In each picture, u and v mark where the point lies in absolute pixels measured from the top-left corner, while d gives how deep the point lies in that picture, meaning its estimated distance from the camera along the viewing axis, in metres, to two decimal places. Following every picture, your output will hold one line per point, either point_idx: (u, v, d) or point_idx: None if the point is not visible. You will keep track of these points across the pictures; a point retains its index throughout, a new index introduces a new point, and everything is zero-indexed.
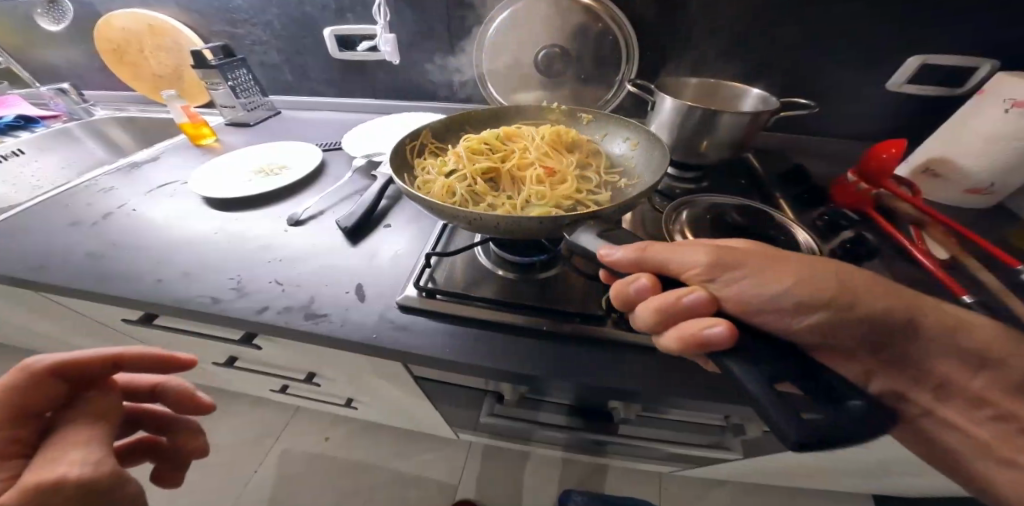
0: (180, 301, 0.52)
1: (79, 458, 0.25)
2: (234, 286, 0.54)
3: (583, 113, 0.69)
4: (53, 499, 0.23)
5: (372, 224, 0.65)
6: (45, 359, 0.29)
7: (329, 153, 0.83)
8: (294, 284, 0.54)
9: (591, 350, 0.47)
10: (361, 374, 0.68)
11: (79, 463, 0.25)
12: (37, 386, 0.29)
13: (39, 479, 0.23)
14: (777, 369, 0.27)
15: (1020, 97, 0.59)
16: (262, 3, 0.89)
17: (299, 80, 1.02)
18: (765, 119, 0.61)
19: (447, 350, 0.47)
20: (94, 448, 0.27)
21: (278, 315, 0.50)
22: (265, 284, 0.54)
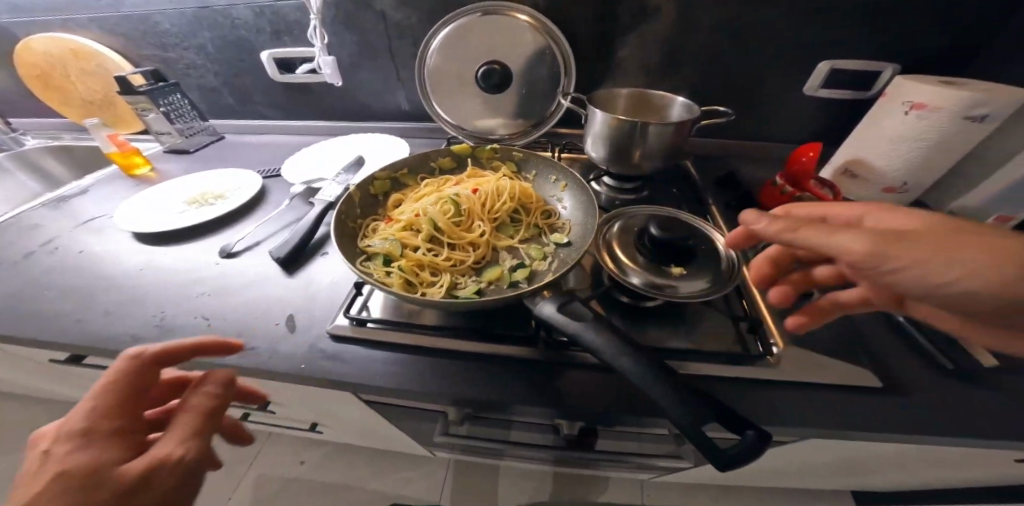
0: (98, 341, 0.50)
1: (190, 441, 0.32)
2: (158, 322, 0.52)
3: (514, 150, 0.64)
4: (161, 471, 0.30)
5: (308, 254, 0.63)
6: (147, 351, 0.34)
7: (271, 180, 0.80)
8: (222, 318, 0.53)
9: (524, 370, 0.47)
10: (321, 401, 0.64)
11: (182, 444, 0.32)
12: (142, 373, 0.34)
13: (159, 456, 0.30)
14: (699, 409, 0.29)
15: (918, 100, 0.63)
16: (192, 26, 0.87)
17: (241, 103, 1.00)
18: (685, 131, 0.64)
19: (379, 377, 0.46)
20: (195, 429, 0.33)
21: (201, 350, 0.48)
22: (190, 320, 0.52)
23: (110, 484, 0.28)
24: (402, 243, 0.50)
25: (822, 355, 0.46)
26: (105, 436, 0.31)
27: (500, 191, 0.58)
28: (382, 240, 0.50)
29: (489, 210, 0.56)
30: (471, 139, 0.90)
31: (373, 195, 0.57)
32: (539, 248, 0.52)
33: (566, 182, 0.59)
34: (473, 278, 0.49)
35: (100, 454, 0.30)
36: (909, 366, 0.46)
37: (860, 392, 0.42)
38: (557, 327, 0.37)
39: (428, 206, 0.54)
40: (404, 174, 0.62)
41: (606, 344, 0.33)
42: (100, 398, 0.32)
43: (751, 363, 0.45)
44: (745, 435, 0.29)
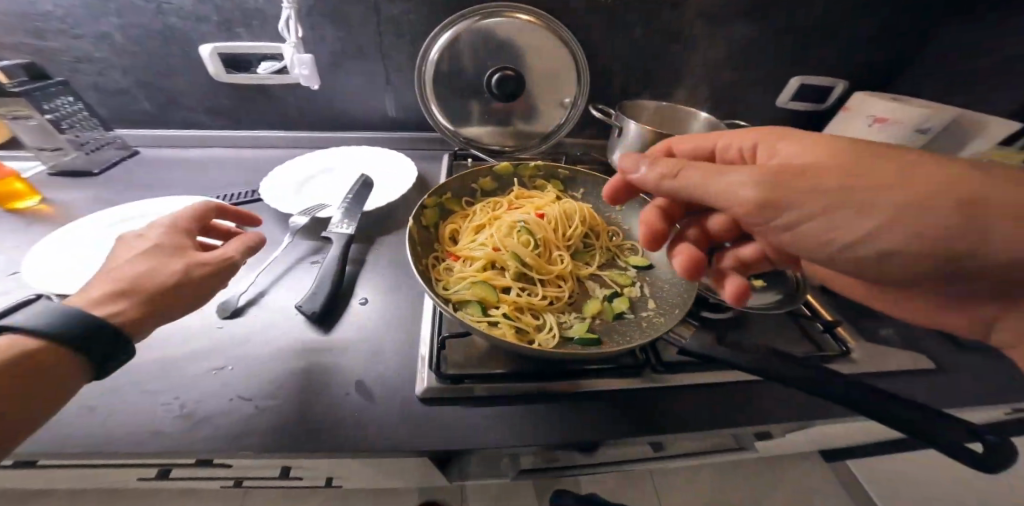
0: (94, 446, 0.33)
1: (235, 257, 0.42)
2: (178, 411, 0.36)
3: (560, 169, 0.60)
4: (202, 270, 0.39)
5: (341, 303, 0.50)
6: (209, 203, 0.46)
7: (241, 208, 0.63)
8: (272, 394, 0.39)
9: (654, 404, 0.43)
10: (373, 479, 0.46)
11: (235, 249, 0.42)
12: (203, 212, 0.45)
13: (216, 256, 0.40)
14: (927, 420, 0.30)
15: (880, 114, 0.74)
16: (90, 6, 0.64)
17: (165, 109, 0.77)
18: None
19: (505, 443, 0.38)
20: (241, 244, 0.43)
21: (262, 441, 0.35)
22: (227, 403, 0.37)
23: (166, 264, 0.37)
24: (487, 284, 0.43)
25: (886, 345, 0.51)
26: (177, 234, 0.41)
27: (565, 214, 0.53)
28: (464, 284, 0.42)
29: (562, 237, 0.51)
30: (475, 154, 0.81)
31: (427, 225, 0.49)
32: (624, 273, 0.50)
33: (623, 201, 0.57)
34: (575, 315, 0.45)
35: (168, 246, 0.39)
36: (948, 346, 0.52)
37: (930, 377, 0.47)
38: (734, 363, 0.35)
39: (502, 237, 0.47)
40: (450, 199, 0.54)
41: (807, 375, 0.33)
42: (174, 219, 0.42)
43: (840, 361, 0.48)
44: (986, 439, 0.29)
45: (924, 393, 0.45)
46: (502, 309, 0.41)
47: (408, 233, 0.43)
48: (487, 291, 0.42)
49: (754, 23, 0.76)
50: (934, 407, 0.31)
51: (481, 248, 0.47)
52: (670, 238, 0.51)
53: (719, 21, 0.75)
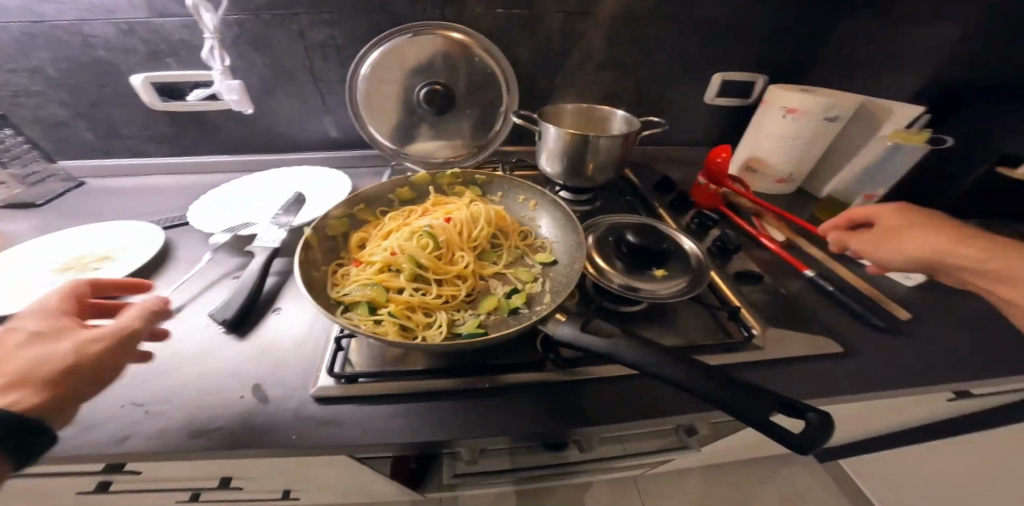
0: None
1: (132, 324, 0.35)
2: (67, 419, 0.38)
3: (478, 174, 0.63)
4: (96, 344, 0.33)
5: (256, 312, 0.52)
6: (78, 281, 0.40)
7: (173, 230, 0.66)
8: (161, 402, 0.41)
9: (547, 393, 0.45)
10: (304, 478, 0.50)
11: (132, 314, 0.36)
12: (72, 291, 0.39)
13: (114, 327, 0.34)
14: (769, 402, 0.31)
15: (791, 105, 0.77)
16: (25, 45, 0.68)
17: (110, 139, 0.81)
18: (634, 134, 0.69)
19: (392, 435, 0.40)
20: (136, 308, 0.37)
21: (149, 441, 0.37)
22: (115, 409, 0.39)
23: (42, 355, 0.32)
24: (381, 287, 0.45)
25: (787, 329, 0.52)
26: (53, 316, 0.36)
27: (475, 217, 0.56)
28: (359, 286, 0.44)
29: (468, 240, 0.53)
30: (411, 165, 0.84)
31: (337, 233, 0.51)
32: (526, 270, 0.51)
33: (536, 201, 0.59)
34: (470, 312, 0.46)
35: (47, 328, 0.34)
36: (844, 328, 0.54)
37: (822, 360, 0.48)
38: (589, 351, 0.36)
39: (404, 242, 0.50)
40: (365, 208, 0.56)
41: (647, 358, 0.33)
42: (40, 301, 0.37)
43: (744, 346, 0.49)
44: (809, 417, 0.30)
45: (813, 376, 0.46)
46: (393, 310, 0.43)
47: (301, 240, 0.44)
48: (379, 292, 0.44)
49: (665, 27, 0.80)
50: (756, 383, 0.32)
51: (382, 253, 0.49)
52: (572, 234, 0.53)
53: (631, 27, 0.80)
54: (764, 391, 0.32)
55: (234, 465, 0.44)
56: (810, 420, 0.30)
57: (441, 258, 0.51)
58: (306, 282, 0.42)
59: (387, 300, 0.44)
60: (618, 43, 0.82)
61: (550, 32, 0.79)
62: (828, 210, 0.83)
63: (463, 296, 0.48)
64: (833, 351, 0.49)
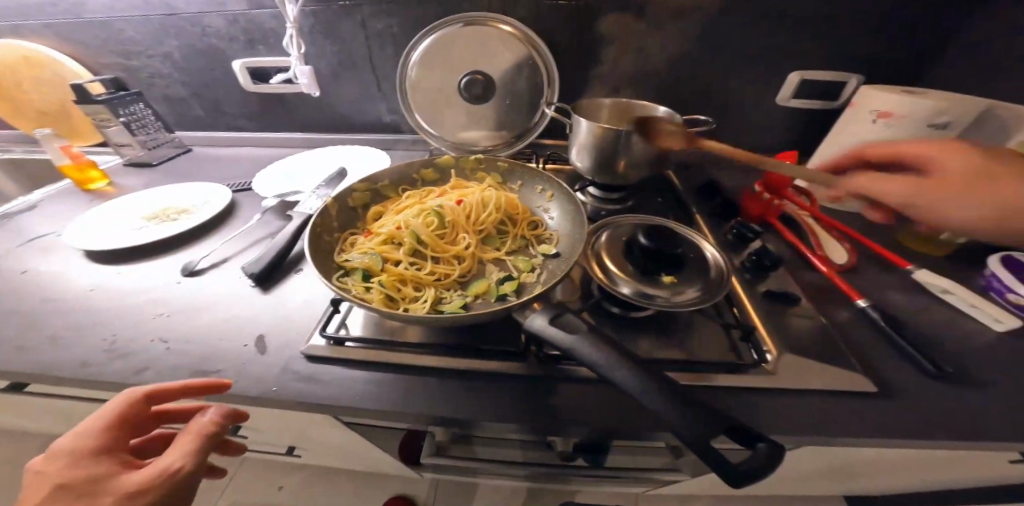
0: (44, 370, 0.45)
1: (191, 453, 0.32)
2: (111, 345, 0.47)
3: (499, 160, 0.63)
4: (146, 495, 0.30)
5: (286, 268, 0.59)
6: (139, 393, 0.35)
7: (241, 194, 0.76)
8: (182, 341, 0.48)
9: (519, 386, 0.44)
10: (299, 428, 0.55)
11: (181, 457, 0.32)
12: (139, 401, 0.36)
13: (159, 471, 0.30)
14: (718, 426, 0.27)
15: (883, 108, 0.65)
16: (158, 34, 0.83)
17: (212, 115, 0.96)
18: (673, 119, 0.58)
19: (362, 399, 0.42)
20: (186, 448, 0.32)
21: (161, 375, 0.44)
22: (146, 343, 0.47)
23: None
24: (380, 257, 0.47)
25: (813, 359, 0.46)
26: (95, 461, 0.32)
27: (485, 202, 0.56)
28: (361, 254, 0.47)
29: (474, 223, 0.54)
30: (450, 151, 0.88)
31: (358, 205, 0.56)
32: (525, 259, 0.50)
33: (551, 192, 0.58)
34: (459, 292, 0.47)
35: (94, 471, 0.31)
36: (893, 371, 0.46)
37: (849, 400, 0.42)
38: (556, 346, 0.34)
39: (411, 219, 0.52)
40: (387, 184, 0.59)
41: (604, 358, 0.31)
42: (96, 421, 0.34)
43: (751, 369, 0.44)
44: (759, 447, 0.27)
45: (830, 414, 0.41)
46: (386, 279, 0.45)
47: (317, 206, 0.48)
48: (377, 262, 0.46)
49: (733, 17, 0.72)
50: (717, 408, 0.28)
51: (389, 226, 0.51)
52: (580, 228, 0.51)
53: (693, 17, 0.73)
54: (719, 416, 0.28)
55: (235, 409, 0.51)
56: (759, 451, 0.27)
57: (444, 238, 0.52)
58: (314, 244, 0.46)
59: (383, 270, 0.46)
60: (676, 35, 0.76)
61: (600, 23, 0.76)
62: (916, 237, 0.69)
63: (458, 275, 0.49)
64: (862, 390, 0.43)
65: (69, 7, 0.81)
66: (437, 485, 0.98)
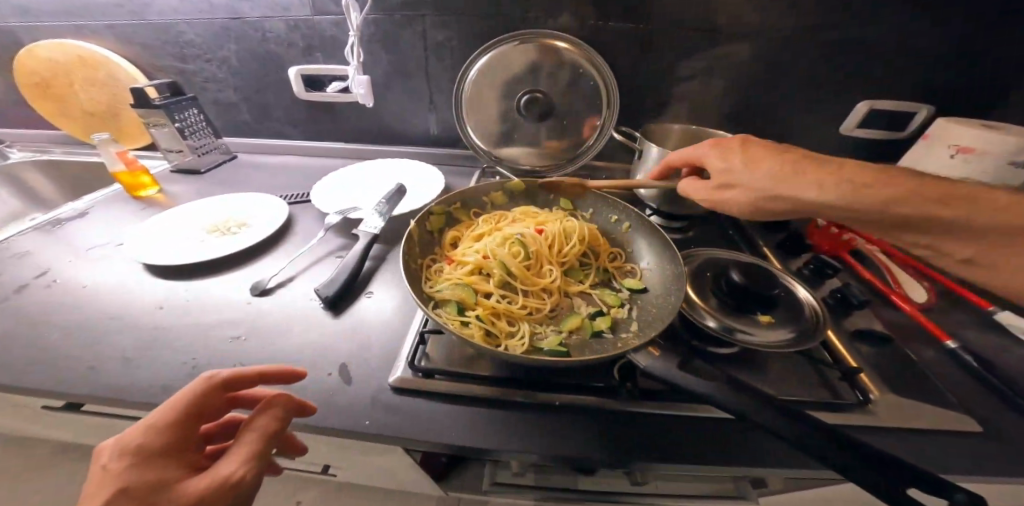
0: (122, 394, 0.43)
1: (250, 462, 0.30)
2: (192, 369, 0.46)
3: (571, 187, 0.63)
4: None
5: (354, 291, 0.58)
6: (221, 373, 0.34)
7: (296, 206, 0.75)
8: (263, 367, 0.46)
9: (618, 425, 0.43)
10: (361, 455, 0.54)
11: (240, 463, 0.29)
12: (212, 394, 0.33)
13: (221, 474, 0.28)
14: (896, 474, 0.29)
15: (964, 144, 0.64)
16: (218, 38, 0.82)
17: (260, 121, 0.95)
18: (717, 158, 0.49)
19: (460, 435, 0.41)
20: (250, 450, 0.30)
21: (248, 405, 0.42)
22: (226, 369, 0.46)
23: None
24: (470, 289, 0.48)
25: (911, 398, 0.45)
26: (157, 459, 0.29)
27: (568, 233, 0.56)
28: (450, 285, 0.48)
29: (557, 254, 0.54)
30: (501, 171, 0.86)
31: (436, 230, 0.56)
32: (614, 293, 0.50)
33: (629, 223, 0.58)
34: (552, 327, 0.47)
35: (155, 474, 0.28)
36: (993, 416, 0.45)
37: (955, 442, 0.42)
38: (686, 389, 0.35)
39: (498, 249, 0.52)
40: (462, 209, 0.60)
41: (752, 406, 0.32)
42: (159, 416, 0.31)
43: (857, 410, 0.44)
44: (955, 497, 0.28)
45: (941, 458, 0.40)
46: (480, 313, 0.46)
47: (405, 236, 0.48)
48: (469, 294, 0.47)
49: (805, 41, 0.72)
50: (884, 455, 0.29)
51: (475, 255, 0.52)
52: (669, 263, 0.50)
53: (765, 40, 0.72)
54: (890, 461, 0.29)
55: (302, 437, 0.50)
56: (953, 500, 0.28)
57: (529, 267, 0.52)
58: (409, 274, 0.46)
59: (475, 302, 0.47)
60: (744, 59, 0.75)
61: (669, 45, 0.75)
62: None
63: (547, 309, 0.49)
64: (966, 429, 0.42)
65: (134, 9, 0.80)
66: (460, 501, 0.97)
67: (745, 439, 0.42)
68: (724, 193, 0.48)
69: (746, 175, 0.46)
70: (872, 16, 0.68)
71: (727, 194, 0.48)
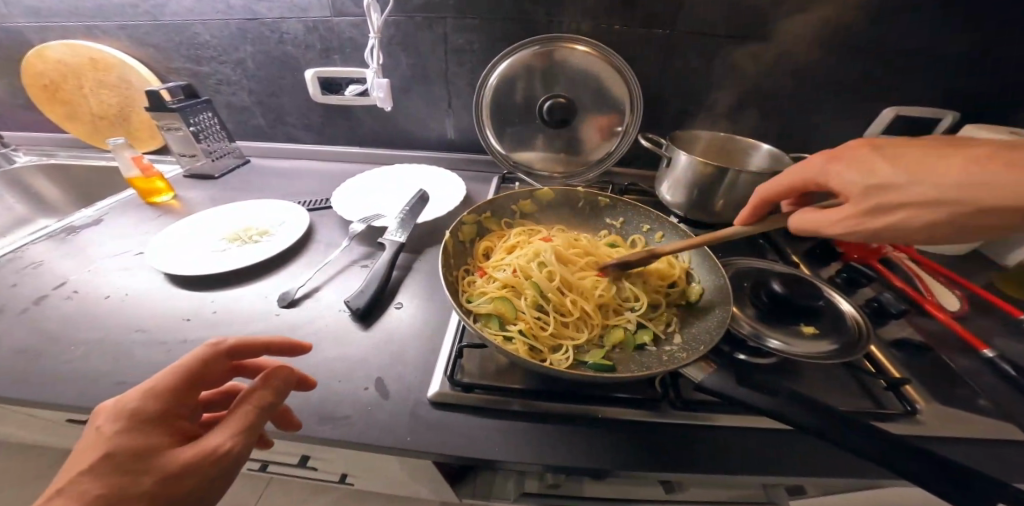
0: None
1: (241, 435, 0.29)
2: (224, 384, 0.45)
3: (601, 197, 0.63)
4: (193, 476, 0.26)
5: (381, 303, 0.57)
6: (225, 343, 0.34)
7: (316, 213, 0.74)
8: None
9: (662, 440, 0.43)
10: (393, 469, 0.53)
11: (229, 436, 0.28)
12: (215, 361, 0.33)
13: (207, 445, 0.27)
14: (971, 489, 0.29)
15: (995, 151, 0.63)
16: (234, 40, 0.81)
17: (274, 125, 0.93)
18: (848, 174, 0.39)
19: (505, 452, 0.40)
20: (243, 420, 0.29)
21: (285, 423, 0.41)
22: None
23: (131, 484, 0.25)
24: (511, 302, 0.49)
25: (956, 410, 0.45)
26: (151, 424, 0.28)
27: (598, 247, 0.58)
28: (489, 299, 0.49)
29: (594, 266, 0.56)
30: (523, 177, 0.85)
31: (471, 241, 0.57)
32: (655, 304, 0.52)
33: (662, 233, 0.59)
34: (597, 339, 0.48)
35: (146, 438, 0.27)
36: None
37: (1003, 453, 0.41)
38: (748, 403, 0.36)
39: (530, 265, 0.54)
40: (492, 218, 0.60)
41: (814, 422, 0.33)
42: (160, 380, 0.30)
43: (903, 420, 0.43)
44: None
45: (992, 470, 0.40)
46: (522, 326, 0.47)
47: (442, 250, 0.48)
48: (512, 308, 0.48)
49: (832, 45, 0.71)
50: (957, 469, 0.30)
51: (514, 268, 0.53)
52: (710, 273, 0.51)
53: (792, 44, 0.72)
54: (960, 474, 0.30)
55: (334, 452, 0.49)
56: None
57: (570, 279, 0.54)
58: (450, 289, 0.47)
59: (516, 315, 0.48)
60: (770, 63, 0.74)
61: (693, 49, 0.75)
62: (1012, 282, 0.67)
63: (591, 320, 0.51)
64: (1012, 440, 0.42)
65: (148, 10, 0.79)
66: None
67: (790, 451, 0.42)
68: (876, 219, 0.36)
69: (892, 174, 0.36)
70: (901, 21, 0.67)
71: (898, 216, 0.36)
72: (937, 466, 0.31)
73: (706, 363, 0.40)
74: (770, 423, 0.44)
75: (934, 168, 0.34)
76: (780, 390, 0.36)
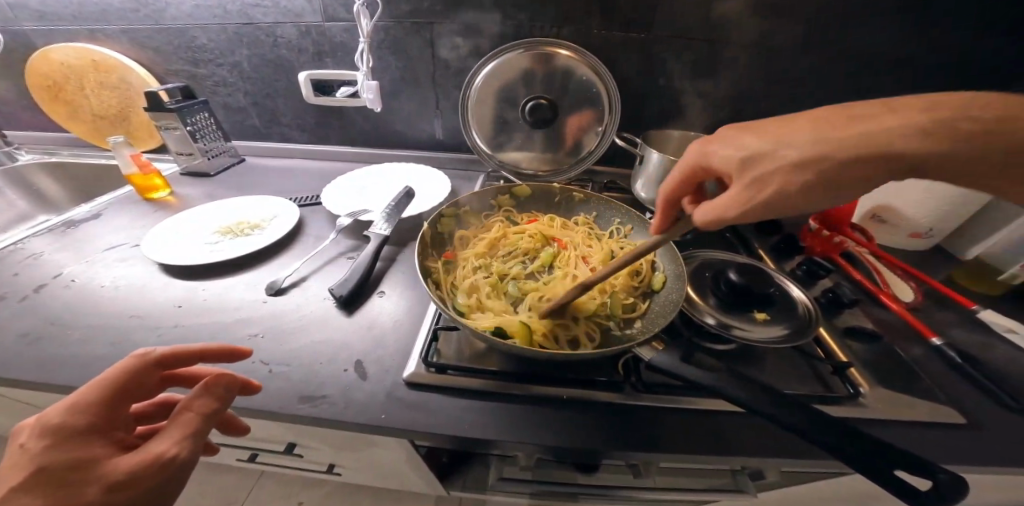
0: None
1: (188, 440, 0.30)
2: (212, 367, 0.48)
3: (574, 192, 0.68)
4: (139, 480, 0.27)
5: (364, 292, 0.60)
6: (154, 353, 0.34)
7: (306, 209, 0.78)
8: (283, 364, 0.48)
9: (622, 420, 0.45)
10: (371, 455, 0.55)
11: (178, 443, 0.29)
12: (142, 372, 0.33)
13: (151, 453, 0.28)
14: (887, 455, 0.32)
15: None
16: (231, 43, 0.84)
17: (268, 126, 0.97)
18: (725, 149, 0.40)
19: (474, 428, 0.43)
20: (188, 426, 0.30)
21: (270, 400, 0.44)
22: (247, 365, 0.48)
23: (74, 494, 0.25)
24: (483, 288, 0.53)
25: (899, 393, 0.48)
26: (84, 438, 0.28)
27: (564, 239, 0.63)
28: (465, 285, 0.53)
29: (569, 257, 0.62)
30: (506, 174, 0.88)
31: (452, 232, 0.62)
32: (623, 292, 0.57)
33: (630, 226, 0.64)
34: (569, 322, 0.53)
35: (80, 452, 0.28)
36: (976, 408, 0.48)
37: (937, 429, 0.45)
38: (695, 383, 0.38)
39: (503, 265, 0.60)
40: (470, 214, 0.65)
41: (749, 395, 0.36)
42: (84, 396, 0.30)
43: (846, 402, 0.46)
44: (940, 476, 0.31)
45: (927, 444, 0.43)
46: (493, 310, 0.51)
47: (419, 237, 0.53)
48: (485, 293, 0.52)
49: (798, 51, 0.75)
50: (873, 435, 0.33)
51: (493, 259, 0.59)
52: (671, 263, 0.56)
53: (760, 49, 0.76)
54: (877, 441, 0.33)
55: (314, 434, 0.51)
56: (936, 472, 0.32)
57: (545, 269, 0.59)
58: (426, 275, 0.52)
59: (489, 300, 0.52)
60: (740, 67, 0.78)
61: (668, 55, 0.78)
62: (969, 276, 0.71)
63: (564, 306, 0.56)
64: (950, 421, 0.45)
65: (150, 14, 0.82)
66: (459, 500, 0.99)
67: (741, 429, 0.45)
68: (766, 189, 0.36)
69: (784, 146, 0.36)
70: (861, 29, 0.71)
71: (775, 182, 0.36)
72: (857, 437, 0.33)
73: (658, 343, 0.44)
74: (728, 405, 0.47)
75: (790, 131, 0.36)
76: (724, 369, 0.39)
